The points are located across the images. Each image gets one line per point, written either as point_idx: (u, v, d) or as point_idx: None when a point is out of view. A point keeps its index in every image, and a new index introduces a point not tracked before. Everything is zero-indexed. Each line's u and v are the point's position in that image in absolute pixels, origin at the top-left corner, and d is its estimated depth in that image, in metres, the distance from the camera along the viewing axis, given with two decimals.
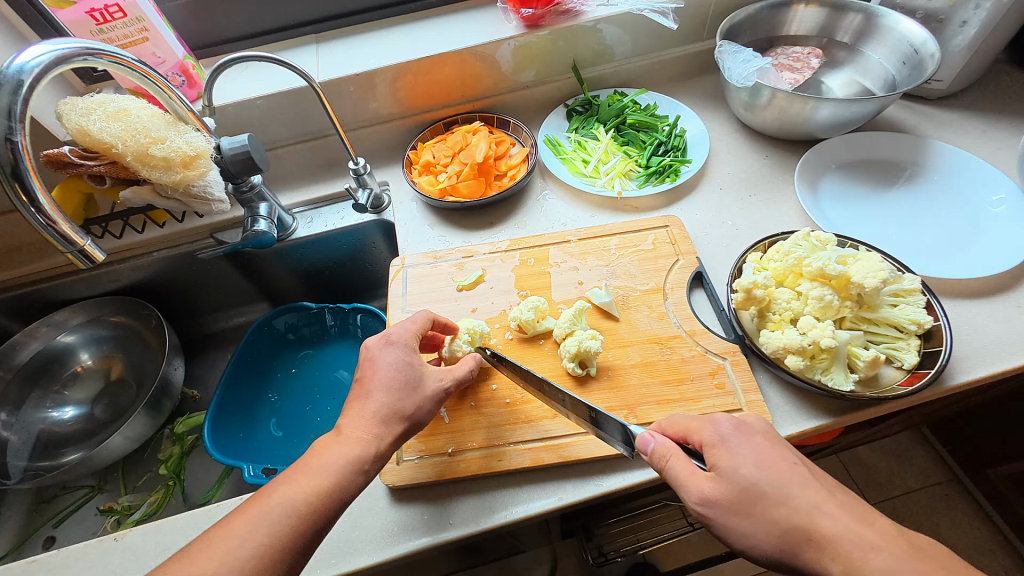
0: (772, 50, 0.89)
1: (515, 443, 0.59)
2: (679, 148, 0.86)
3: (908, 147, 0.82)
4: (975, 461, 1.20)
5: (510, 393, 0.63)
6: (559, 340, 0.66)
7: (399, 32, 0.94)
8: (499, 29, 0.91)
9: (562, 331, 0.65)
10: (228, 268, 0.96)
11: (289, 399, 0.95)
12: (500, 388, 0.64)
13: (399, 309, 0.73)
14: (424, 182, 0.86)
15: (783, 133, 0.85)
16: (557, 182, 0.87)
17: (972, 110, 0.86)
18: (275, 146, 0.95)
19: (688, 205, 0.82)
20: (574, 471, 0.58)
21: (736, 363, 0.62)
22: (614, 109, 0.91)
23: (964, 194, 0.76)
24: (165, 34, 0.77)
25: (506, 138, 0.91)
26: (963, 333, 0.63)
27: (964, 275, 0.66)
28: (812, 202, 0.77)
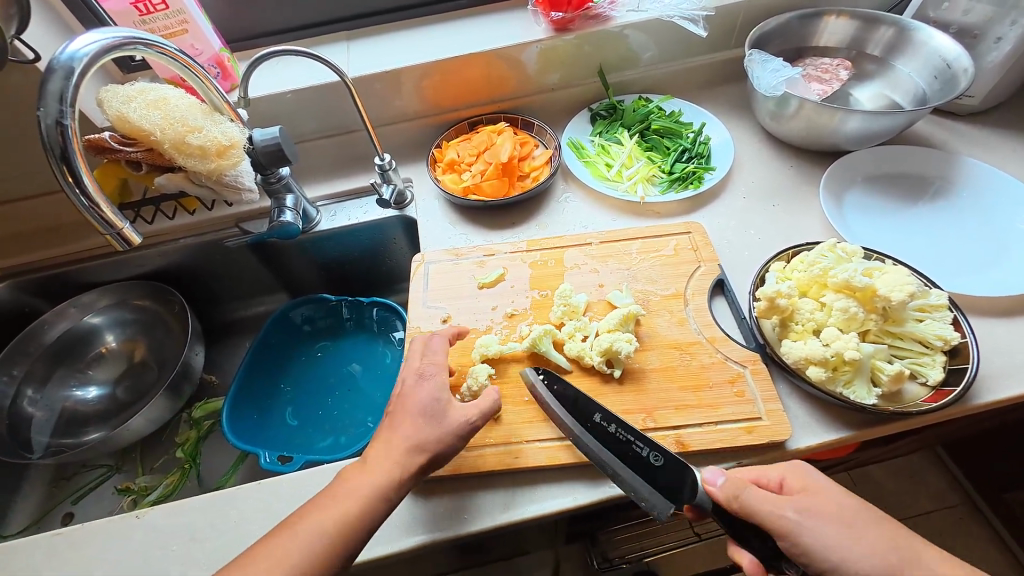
0: (800, 61, 0.89)
1: (532, 442, 0.59)
2: (704, 155, 0.86)
3: (937, 162, 0.81)
4: (991, 484, 1.19)
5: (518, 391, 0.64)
6: (598, 333, 0.66)
7: (427, 32, 0.95)
8: (528, 31, 0.92)
9: (605, 327, 0.65)
10: (251, 257, 0.98)
11: (304, 387, 0.96)
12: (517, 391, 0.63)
13: (420, 305, 0.73)
14: (448, 180, 0.87)
15: (808, 143, 0.84)
16: (579, 185, 0.87)
17: (1004, 127, 0.85)
18: (303, 139, 0.97)
19: (711, 212, 0.82)
20: (589, 473, 0.58)
21: (757, 371, 0.61)
22: (639, 115, 0.92)
23: (994, 213, 0.74)
24: (203, 27, 0.79)
25: (530, 140, 0.92)
26: (989, 352, 0.62)
27: (993, 294, 0.65)
28: (836, 212, 0.77)
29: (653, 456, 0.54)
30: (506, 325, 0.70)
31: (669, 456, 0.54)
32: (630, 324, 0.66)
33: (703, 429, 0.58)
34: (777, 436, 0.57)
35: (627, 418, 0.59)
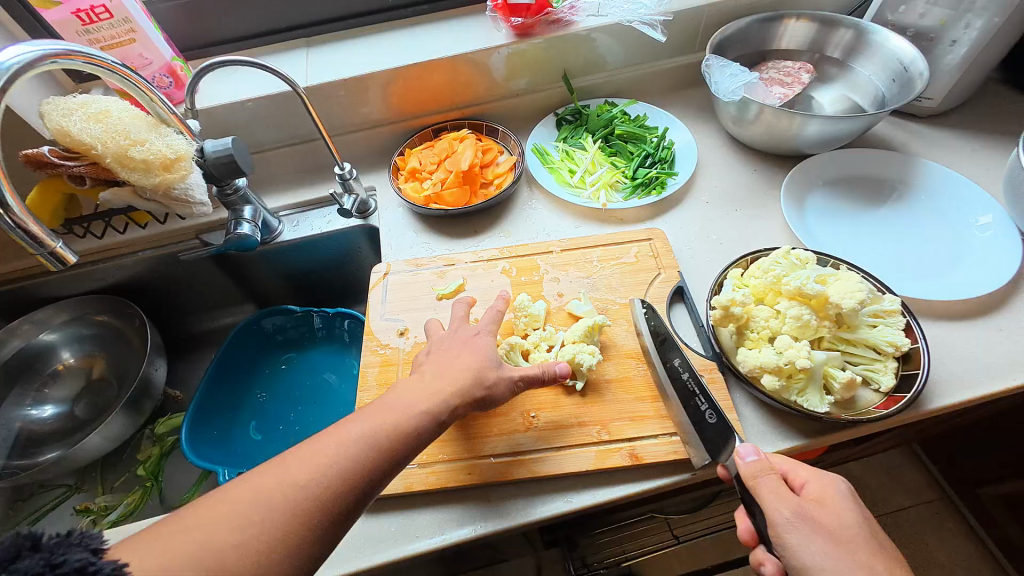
0: (762, 64, 0.89)
1: (486, 457, 0.58)
2: (667, 160, 0.86)
3: (896, 165, 0.81)
4: (964, 479, 1.20)
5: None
6: (563, 343, 0.66)
7: (387, 39, 0.94)
8: (489, 36, 0.91)
9: (568, 338, 0.65)
10: (214, 269, 0.96)
11: (276, 400, 0.96)
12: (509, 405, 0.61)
13: (378, 318, 0.72)
14: (409, 188, 0.86)
15: (770, 147, 0.84)
16: (543, 191, 0.87)
17: (963, 129, 0.86)
18: (264, 148, 0.95)
19: (674, 217, 0.81)
20: (544, 488, 0.57)
21: (712, 381, 0.61)
22: (603, 119, 0.91)
23: (951, 216, 0.75)
24: (152, 36, 0.77)
25: (494, 146, 0.91)
26: (944, 356, 0.62)
27: (947, 297, 0.65)
28: (796, 217, 0.77)
29: (710, 413, 0.55)
30: None
31: (724, 417, 0.55)
32: (594, 336, 0.64)
33: (656, 441, 0.57)
34: None
35: (581, 431, 0.59)
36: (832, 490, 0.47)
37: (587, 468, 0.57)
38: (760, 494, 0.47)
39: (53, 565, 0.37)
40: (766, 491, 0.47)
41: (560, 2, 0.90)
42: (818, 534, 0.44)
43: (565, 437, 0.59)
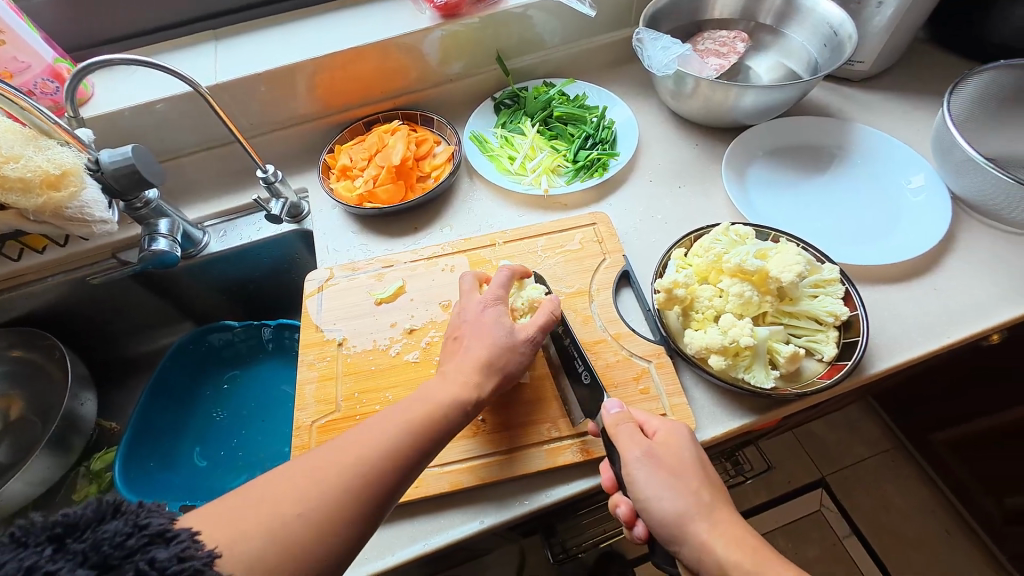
0: (698, 35, 0.87)
1: (433, 467, 0.55)
2: (608, 141, 0.83)
3: (832, 131, 0.81)
4: (920, 428, 1.22)
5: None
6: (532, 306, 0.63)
7: (303, 28, 0.87)
8: (414, 19, 0.86)
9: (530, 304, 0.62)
10: (139, 289, 0.89)
11: (231, 420, 0.90)
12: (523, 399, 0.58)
13: (313, 330, 0.68)
14: (340, 188, 0.80)
15: (709, 121, 0.83)
16: (484, 181, 0.83)
17: (894, 90, 0.86)
18: (178, 154, 0.86)
19: (618, 199, 0.79)
20: (495, 492, 0.55)
21: (661, 365, 0.60)
22: (541, 102, 0.88)
23: (885, 179, 0.75)
24: (26, 36, 0.69)
25: (429, 137, 0.86)
26: (883, 320, 0.63)
27: (883, 261, 0.66)
28: (738, 190, 0.76)
29: (585, 373, 0.57)
30: (407, 342, 0.66)
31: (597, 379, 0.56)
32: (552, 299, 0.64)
33: None
34: None
35: (531, 430, 0.57)
36: (676, 436, 0.50)
37: (538, 468, 0.55)
38: (619, 442, 0.50)
39: (136, 528, 0.36)
40: (623, 436, 0.50)
41: None
42: (659, 472, 0.47)
43: (514, 438, 0.56)
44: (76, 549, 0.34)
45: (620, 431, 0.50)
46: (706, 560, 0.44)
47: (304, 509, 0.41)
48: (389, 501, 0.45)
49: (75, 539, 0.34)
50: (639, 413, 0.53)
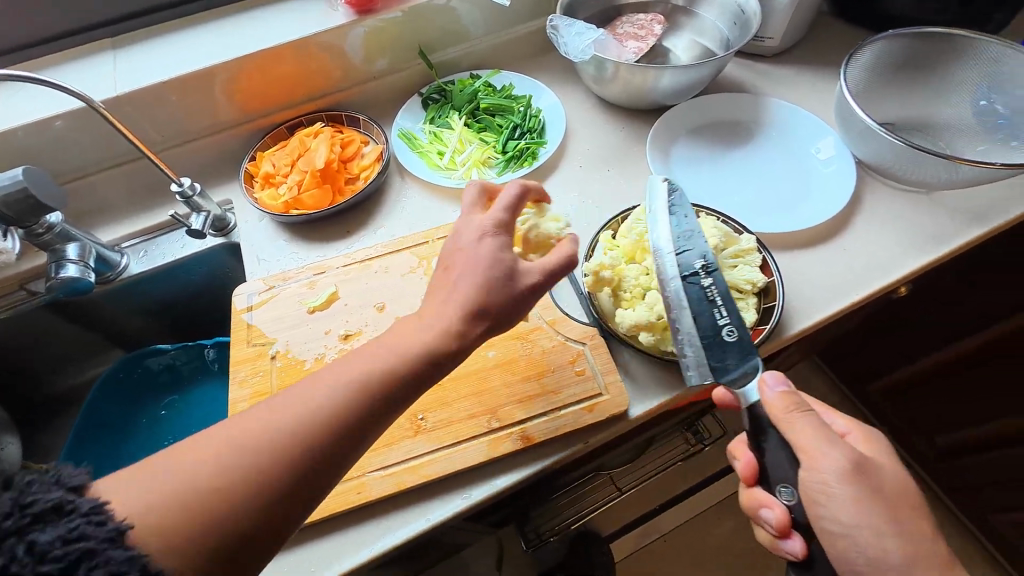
0: (616, 19, 0.89)
1: (374, 471, 0.55)
2: (536, 129, 0.84)
3: (749, 106, 0.84)
4: (857, 379, 1.28)
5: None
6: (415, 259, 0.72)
7: (207, 33, 0.83)
8: (327, 17, 0.83)
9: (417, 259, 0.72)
10: (56, 320, 0.83)
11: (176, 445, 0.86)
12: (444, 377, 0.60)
13: (244, 345, 0.66)
14: (265, 196, 0.78)
15: (633, 104, 0.84)
16: (415, 179, 0.82)
17: (803, 64, 0.91)
18: (84, 173, 0.81)
19: (550, 186, 0.80)
20: (439, 489, 0.55)
21: (595, 346, 0.61)
22: (467, 94, 0.87)
23: (798, 150, 0.79)
24: None
25: (355, 137, 0.84)
26: (801, 283, 0.66)
27: (796, 228, 0.70)
28: (662, 170, 0.78)
29: (729, 330, 0.55)
30: (343, 348, 0.64)
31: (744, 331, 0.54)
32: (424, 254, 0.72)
33: (547, 419, 0.57)
34: (616, 409, 0.57)
35: (471, 423, 0.57)
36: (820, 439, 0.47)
37: (478, 460, 0.55)
38: (790, 423, 0.48)
39: None
40: (805, 430, 0.47)
41: None
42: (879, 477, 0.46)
43: (454, 433, 0.57)
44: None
45: (795, 414, 0.48)
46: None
47: (222, 485, 0.39)
48: (304, 510, 0.41)
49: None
50: (808, 399, 0.50)
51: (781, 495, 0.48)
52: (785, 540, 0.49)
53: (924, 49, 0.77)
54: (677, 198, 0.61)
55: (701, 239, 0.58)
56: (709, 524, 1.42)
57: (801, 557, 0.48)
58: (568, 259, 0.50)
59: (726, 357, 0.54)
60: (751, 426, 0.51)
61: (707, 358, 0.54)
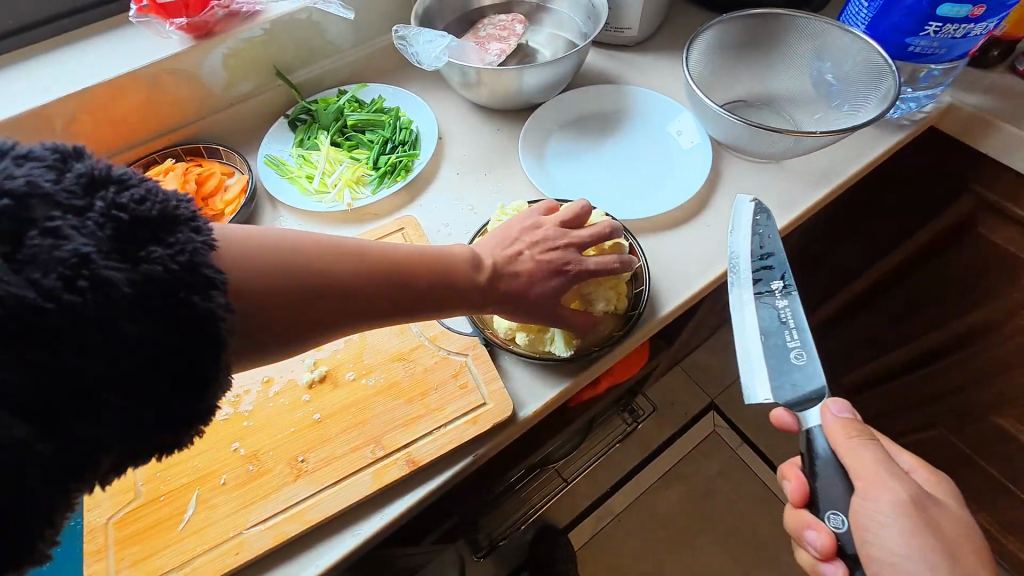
0: (478, 23, 0.88)
1: (252, 527, 0.52)
2: (408, 141, 0.82)
3: (614, 96, 0.87)
4: None
5: (229, 471, 0.55)
6: None
7: (24, 75, 0.75)
8: (161, 46, 0.78)
9: None
10: None
11: None
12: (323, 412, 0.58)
13: None
14: None
15: (504, 105, 0.85)
16: (287, 207, 0.78)
17: (663, 50, 0.94)
18: None
19: (428, 198, 0.78)
20: (326, 533, 0.53)
21: (477, 356, 0.60)
22: (332, 113, 0.84)
23: (661, 135, 0.82)
24: None
25: (214, 169, 0.78)
26: (669, 264, 0.69)
27: (660, 211, 0.73)
28: (536, 169, 0.79)
29: (796, 351, 0.59)
30: None
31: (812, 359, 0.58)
32: None
33: (431, 439, 0.56)
34: (500, 417, 0.56)
35: (355, 457, 0.55)
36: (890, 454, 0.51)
37: (362, 495, 0.53)
38: (852, 451, 0.51)
39: None
40: (857, 456, 0.50)
41: None
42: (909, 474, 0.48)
43: (335, 471, 0.54)
44: (144, 188, 0.36)
45: (857, 441, 0.51)
46: None
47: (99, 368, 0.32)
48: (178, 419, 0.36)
49: (116, 172, 0.36)
50: (868, 428, 0.53)
51: (830, 520, 0.51)
52: (826, 564, 0.51)
53: (758, 30, 0.82)
54: (762, 227, 0.66)
55: (780, 264, 0.64)
56: (655, 498, 1.35)
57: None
58: (606, 234, 0.58)
59: (794, 377, 0.58)
60: (808, 458, 0.54)
61: (771, 381, 0.58)
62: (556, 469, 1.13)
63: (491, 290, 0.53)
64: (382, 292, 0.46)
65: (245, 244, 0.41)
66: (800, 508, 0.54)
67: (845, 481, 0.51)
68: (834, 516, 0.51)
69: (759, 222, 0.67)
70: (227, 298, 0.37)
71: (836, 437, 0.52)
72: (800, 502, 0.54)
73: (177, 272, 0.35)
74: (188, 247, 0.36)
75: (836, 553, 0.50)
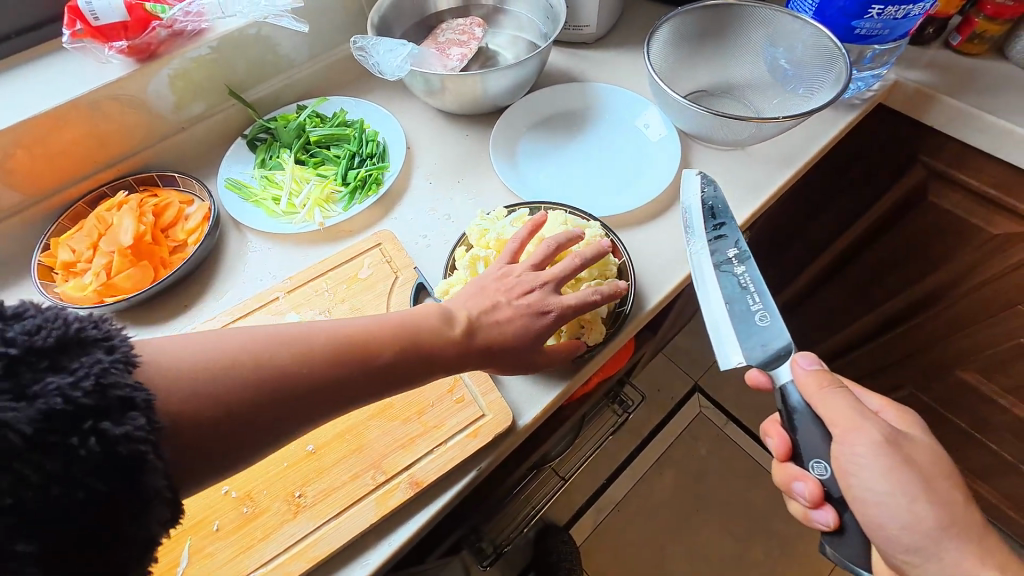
0: (436, 28, 0.87)
1: (253, 572, 0.50)
2: (376, 154, 0.80)
3: (580, 94, 0.87)
4: None
5: (221, 516, 0.52)
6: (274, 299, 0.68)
7: None
8: (100, 71, 0.73)
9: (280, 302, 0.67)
10: None
11: None
12: (316, 444, 0.55)
13: None
14: (68, 289, 0.66)
15: (470, 110, 0.84)
16: (254, 231, 0.75)
17: (622, 45, 0.95)
18: None
19: (403, 210, 0.77)
20: (332, 567, 0.51)
21: (470, 368, 0.59)
22: (293, 130, 0.81)
23: (629, 130, 0.83)
24: None
25: (171, 199, 0.74)
26: (650, 256, 0.70)
27: (636, 205, 0.73)
28: (509, 172, 0.79)
29: (760, 315, 0.59)
30: None
31: (775, 320, 0.58)
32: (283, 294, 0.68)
33: (432, 458, 0.54)
34: (500, 427, 0.56)
35: (354, 485, 0.53)
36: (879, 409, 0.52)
37: (365, 525, 0.51)
38: (822, 399, 0.52)
39: None
40: (824, 399, 0.52)
41: (166, 9, 0.73)
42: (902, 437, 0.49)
43: (335, 503, 0.52)
44: (41, 317, 0.35)
45: (828, 389, 0.52)
46: (909, 536, 0.49)
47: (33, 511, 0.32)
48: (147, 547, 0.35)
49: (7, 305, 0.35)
50: (837, 377, 0.54)
51: (814, 469, 0.53)
52: (818, 512, 0.53)
53: (712, 22, 0.84)
54: (711, 199, 0.68)
55: (732, 232, 0.65)
56: (650, 485, 1.36)
57: (835, 527, 0.52)
58: (576, 268, 0.57)
59: (762, 337, 0.58)
60: (784, 415, 0.56)
61: (741, 344, 0.58)
62: (552, 469, 1.13)
63: (469, 346, 0.51)
64: (356, 374, 0.45)
65: (186, 357, 0.40)
66: (788, 462, 0.58)
67: (820, 429, 0.53)
68: (817, 464, 0.53)
69: (707, 192, 0.68)
70: (148, 417, 0.35)
71: (807, 388, 0.53)
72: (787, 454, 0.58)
73: (83, 401, 0.33)
74: (94, 369, 0.35)
75: (825, 497, 0.52)
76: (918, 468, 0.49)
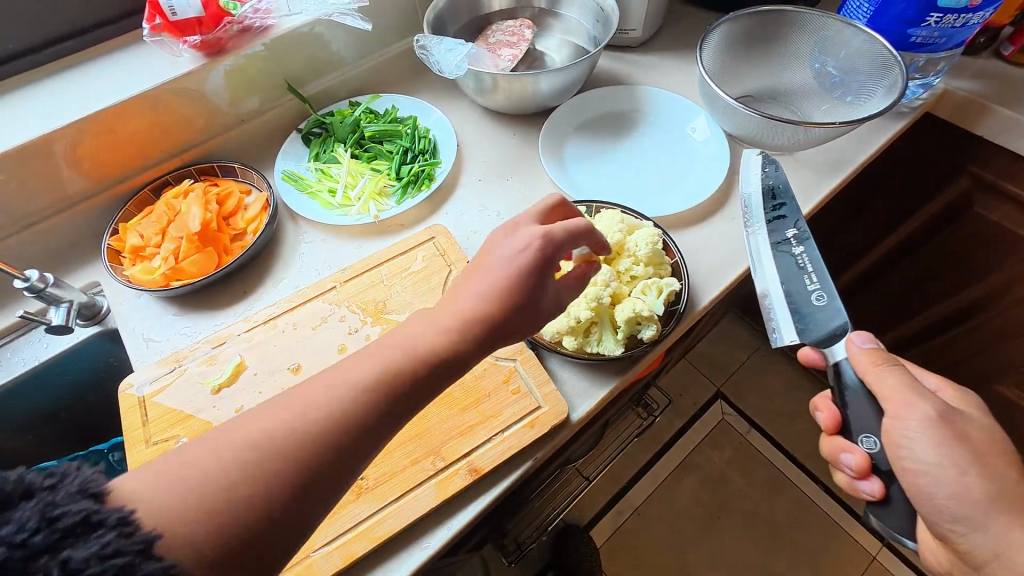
0: (487, 29, 0.89)
1: (319, 549, 0.51)
2: (428, 150, 0.82)
3: (627, 97, 0.88)
4: None
5: None
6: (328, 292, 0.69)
7: (26, 101, 0.73)
8: (169, 64, 0.76)
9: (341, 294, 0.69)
10: None
11: None
12: None
13: (139, 445, 0.59)
14: (137, 272, 0.70)
15: (520, 110, 0.85)
16: (310, 222, 0.77)
17: (667, 50, 0.96)
18: None
19: (454, 206, 0.78)
20: (395, 547, 0.52)
21: (525, 360, 0.61)
22: (348, 125, 0.83)
23: (676, 132, 0.84)
24: None
25: (232, 188, 0.77)
26: (699, 257, 0.71)
27: (686, 206, 0.74)
28: (558, 171, 0.80)
29: (817, 294, 0.60)
30: None
31: (834, 298, 0.60)
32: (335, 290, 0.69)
33: (492, 445, 0.56)
34: (556, 418, 0.57)
35: (416, 469, 0.54)
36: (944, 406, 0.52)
37: (427, 507, 0.53)
38: (874, 375, 0.52)
39: None
40: (876, 377, 0.52)
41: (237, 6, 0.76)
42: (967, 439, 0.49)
43: (399, 486, 0.54)
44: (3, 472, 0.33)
45: (883, 366, 0.52)
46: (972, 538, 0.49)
47: None
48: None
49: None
50: (894, 355, 0.54)
51: (863, 443, 0.54)
52: (863, 484, 0.54)
53: (762, 27, 0.85)
54: (772, 179, 0.70)
55: (793, 212, 0.67)
56: (673, 490, 1.36)
57: (880, 497, 0.53)
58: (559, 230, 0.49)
59: (817, 317, 0.59)
60: (835, 389, 0.57)
61: (795, 324, 0.60)
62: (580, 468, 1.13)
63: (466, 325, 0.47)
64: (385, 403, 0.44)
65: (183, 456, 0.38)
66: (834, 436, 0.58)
67: (874, 405, 0.53)
68: (867, 437, 0.53)
69: (768, 172, 0.71)
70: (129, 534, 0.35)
71: (859, 364, 0.54)
72: (834, 428, 0.57)
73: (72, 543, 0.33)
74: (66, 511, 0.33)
75: (874, 470, 0.53)
76: (983, 471, 0.49)
